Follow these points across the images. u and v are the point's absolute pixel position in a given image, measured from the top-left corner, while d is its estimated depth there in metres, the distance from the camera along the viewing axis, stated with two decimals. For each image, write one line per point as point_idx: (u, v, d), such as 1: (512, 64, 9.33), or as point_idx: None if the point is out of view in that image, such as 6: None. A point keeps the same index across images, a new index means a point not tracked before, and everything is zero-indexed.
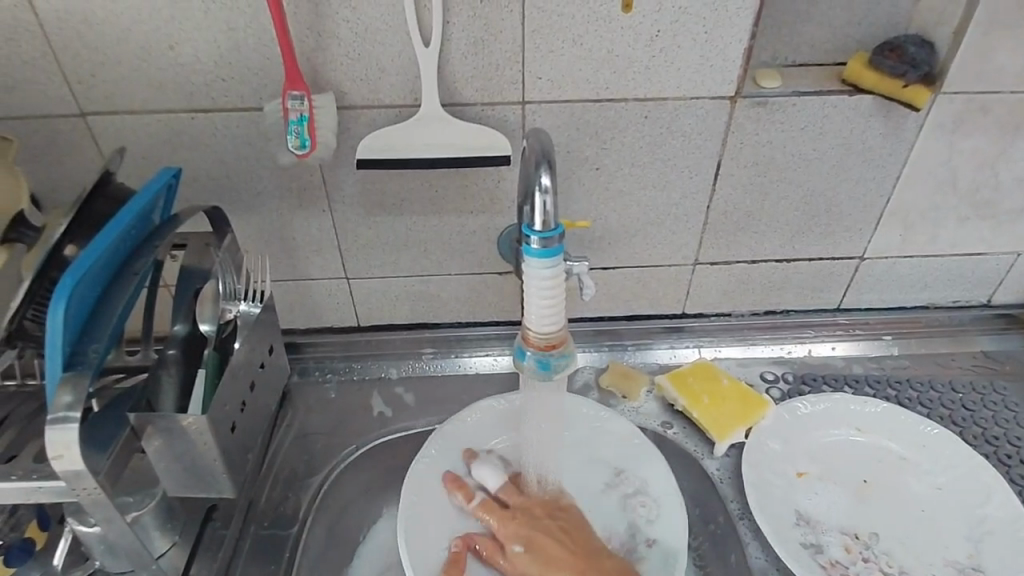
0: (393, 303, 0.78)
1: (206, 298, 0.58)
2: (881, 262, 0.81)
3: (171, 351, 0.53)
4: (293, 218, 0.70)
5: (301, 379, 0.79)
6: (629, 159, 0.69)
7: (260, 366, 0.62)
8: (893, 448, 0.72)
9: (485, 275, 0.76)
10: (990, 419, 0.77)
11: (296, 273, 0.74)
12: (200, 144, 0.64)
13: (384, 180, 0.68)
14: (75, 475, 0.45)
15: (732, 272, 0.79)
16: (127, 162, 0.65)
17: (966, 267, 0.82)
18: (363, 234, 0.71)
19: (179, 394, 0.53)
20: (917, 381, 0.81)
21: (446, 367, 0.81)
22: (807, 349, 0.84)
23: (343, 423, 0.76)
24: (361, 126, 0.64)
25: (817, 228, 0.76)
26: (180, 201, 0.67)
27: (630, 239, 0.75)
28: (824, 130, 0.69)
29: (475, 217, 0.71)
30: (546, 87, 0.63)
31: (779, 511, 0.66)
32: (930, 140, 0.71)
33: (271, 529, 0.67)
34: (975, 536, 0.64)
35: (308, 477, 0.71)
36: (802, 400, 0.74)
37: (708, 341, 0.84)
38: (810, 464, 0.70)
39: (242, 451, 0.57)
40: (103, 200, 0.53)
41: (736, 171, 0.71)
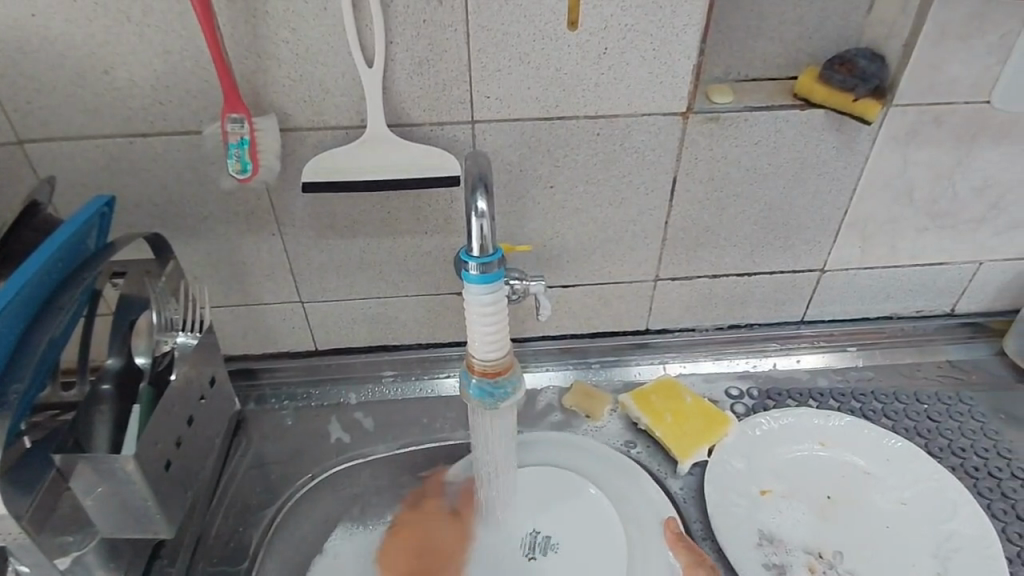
0: (350, 326, 0.76)
1: (140, 330, 0.55)
2: (842, 274, 0.81)
3: (105, 386, 0.52)
4: (242, 242, 0.68)
5: (256, 407, 0.77)
6: (584, 177, 0.68)
7: (199, 399, 0.60)
8: (857, 462, 0.71)
9: (443, 296, 0.75)
10: (956, 431, 0.77)
11: (248, 298, 0.72)
12: (141, 169, 0.62)
13: (334, 202, 0.66)
14: None
15: (694, 287, 0.79)
16: (66, 189, 0.63)
17: (928, 277, 0.82)
18: (315, 258, 0.70)
19: (115, 429, 0.52)
20: (882, 393, 0.81)
21: (408, 390, 0.79)
22: (773, 362, 0.84)
23: (299, 451, 0.74)
24: (306, 148, 0.63)
25: (777, 242, 0.76)
26: (123, 227, 0.65)
27: (589, 257, 0.74)
28: (777, 144, 0.68)
29: (430, 238, 0.70)
30: (496, 106, 0.63)
31: (742, 530, 0.65)
32: (884, 152, 0.71)
33: (221, 566, 0.65)
34: (940, 553, 0.64)
35: (261, 508, 0.69)
36: (765, 416, 0.73)
37: (672, 357, 0.83)
38: (774, 481, 0.69)
39: (180, 487, 0.55)
40: (31, 230, 0.51)
41: (692, 187, 0.70)
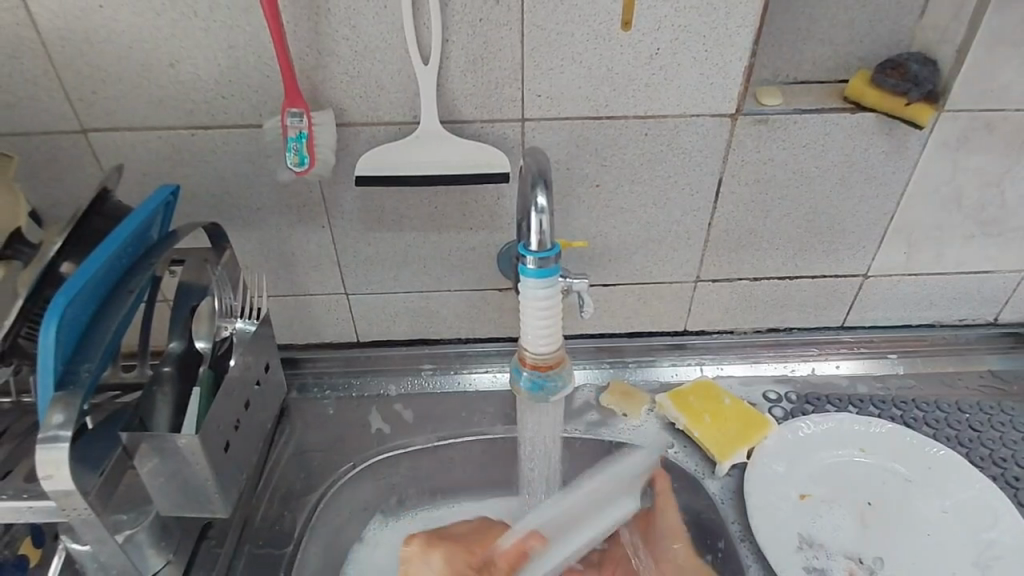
0: (392, 319, 0.77)
1: (202, 316, 0.58)
2: (885, 280, 0.80)
3: (166, 367, 0.54)
4: (292, 234, 0.69)
5: (299, 395, 0.79)
6: (630, 177, 0.68)
7: (255, 384, 0.62)
8: (898, 469, 0.70)
9: (485, 292, 0.76)
10: (998, 441, 0.76)
11: (295, 288, 0.74)
12: (200, 160, 0.64)
13: (384, 196, 0.67)
14: (65, 494, 0.45)
15: (734, 289, 0.79)
16: (127, 178, 0.65)
17: (972, 285, 0.81)
18: (362, 251, 0.71)
19: (174, 410, 0.53)
20: (923, 401, 0.80)
21: (446, 384, 0.80)
22: (811, 367, 0.83)
23: (341, 439, 0.75)
24: (360, 143, 0.64)
25: (820, 246, 0.76)
26: (180, 216, 0.67)
27: (631, 256, 0.74)
28: (826, 147, 0.68)
29: (475, 234, 0.71)
30: (546, 105, 0.63)
31: (781, 533, 0.65)
32: (934, 157, 0.70)
33: (266, 549, 0.66)
34: (983, 562, 0.63)
35: (304, 494, 0.71)
36: (805, 420, 0.73)
37: (710, 359, 0.83)
38: (813, 485, 0.69)
39: (235, 469, 0.57)
40: (99, 218, 0.53)
41: (738, 188, 0.70)
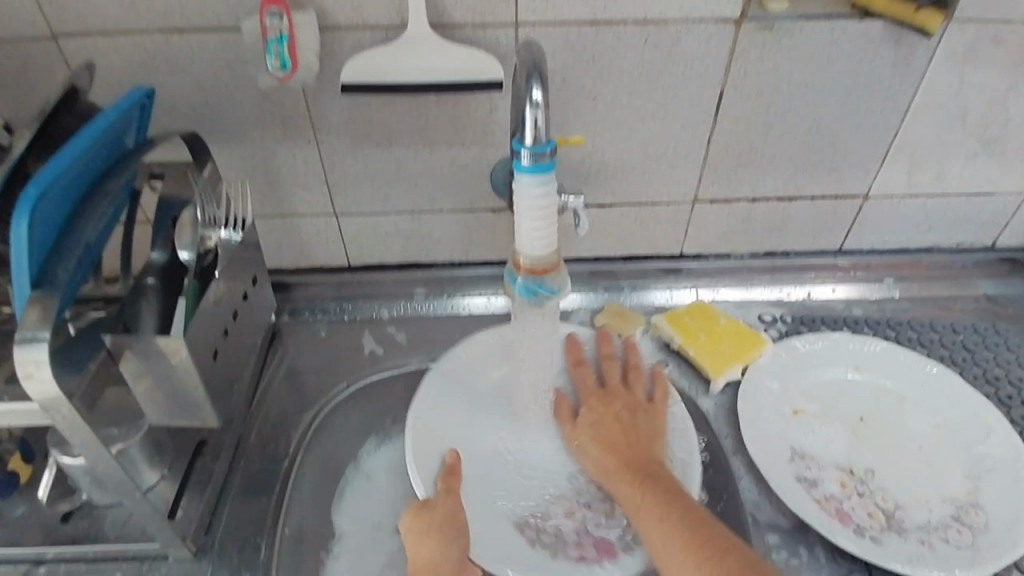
0: (384, 242, 0.76)
1: (185, 225, 0.55)
2: (886, 201, 0.78)
3: (150, 279, 0.52)
4: (277, 149, 0.67)
5: (291, 319, 0.78)
6: (627, 89, 0.66)
7: (242, 296, 0.60)
8: (890, 387, 0.71)
9: (478, 213, 0.74)
10: (991, 361, 0.76)
11: (283, 208, 0.72)
12: (177, 68, 0.61)
13: (371, 108, 0.65)
14: (49, 397, 0.43)
15: (732, 210, 0.77)
16: (100, 87, 0.62)
17: (974, 207, 0.80)
18: (351, 168, 0.69)
19: (161, 317, 0.52)
20: (917, 323, 0.80)
21: (439, 308, 0.79)
22: (806, 291, 0.83)
23: (335, 361, 0.75)
24: (345, 49, 0.61)
25: (821, 164, 0.74)
26: (159, 130, 0.65)
27: (628, 174, 0.72)
28: (831, 57, 0.66)
29: (467, 151, 0.68)
30: (540, 8, 0.60)
31: (773, 446, 0.65)
32: (943, 70, 0.68)
33: (262, 465, 0.66)
34: (974, 474, 0.63)
35: (299, 414, 0.71)
36: (799, 339, 0.73)
37: (706, 283, 0.82)
38: (805, 402, 0.69)
39: (226, 380, 0.57)
40: (70, 119, 0.51)
41: (739, 102, 0.68)
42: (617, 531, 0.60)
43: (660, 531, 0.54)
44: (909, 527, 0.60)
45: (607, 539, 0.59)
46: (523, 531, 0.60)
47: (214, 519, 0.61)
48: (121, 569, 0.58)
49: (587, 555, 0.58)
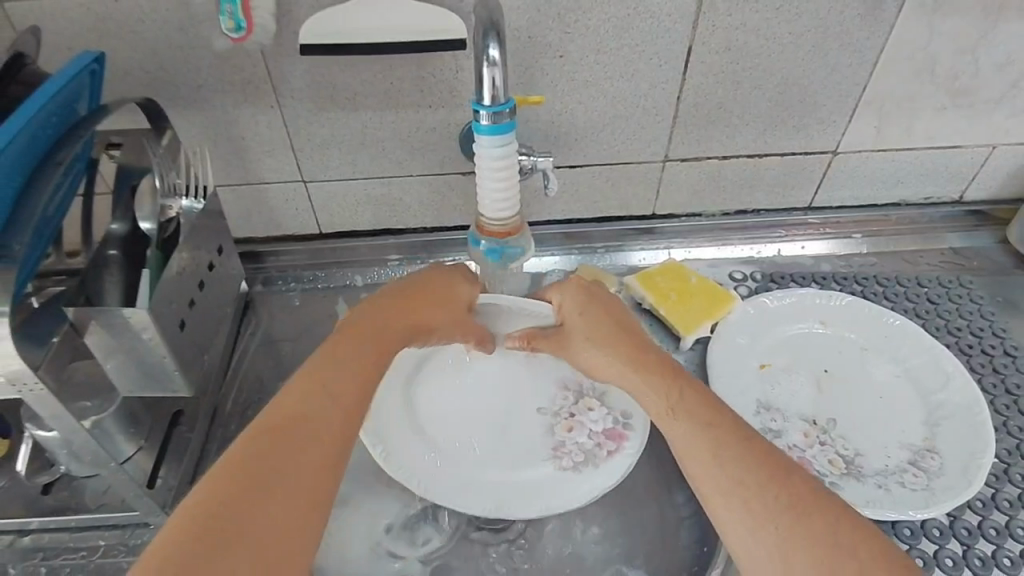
0: (353, 208, 0.75)
1: (144, 194, 0.54)
2: (855, 157, 0.79)
3: (112, 252, 0.52)
4: (239, 115, 0.65)
5: (264, 288, 0.78)
6: (594, 45, 0.65)
7: (208, 267, 0.60)
8: (854, 340, 0.72)
9: (448, 176, 0.73)
10: (954, 312, 0.78)
11: (248, 176, 0.71)
12: (129, 31, 0.59)
13: (334, 70, 0.63)
14: (14, 371, 0.43)
15: (703, 169, 0.77)
16: (50, 53, 0.60)
17: (941, 161, 0.81)
18: (316, 132, 0.68)
19: (126, 290, 0.52)
20: (884, 277, 0.81)
21: (413, 273, 0.79)
22: (777, 249, 0.84)
23: (310, 329, 0.75)
24: (302, 9, 0.59)
25: (791, 120, 0.74)
26: (115, 96, 0.63)
27: (598, 133, 0.72)
28: (799, 10, 0.65)
29: (433, 113, 0.67)
30: None
31: (742, 400, 0.67)
32: (910, 21, 0.67)
33: (240, 432, 0.67)
34: (932, 421, 0.66)
35: (275, 381, 0.71)
36: (768, 295, 0.74)
37: (678, 243, 0.83)
38: (772, 355, 0.71)
39: (195, 350, 0.56)
40: (16, 85, 0.49)
41: (707, 58, 0.67)
42: (607, 417, 0.64)
43: (712, 471, 0.47)
44: (868, 473, 0.62)
45: (611, 427, 0.63)
46: (564, 462, 0.62)
47: None
48: (103, 538, 0.59)
49: (609, 449, 0.62)
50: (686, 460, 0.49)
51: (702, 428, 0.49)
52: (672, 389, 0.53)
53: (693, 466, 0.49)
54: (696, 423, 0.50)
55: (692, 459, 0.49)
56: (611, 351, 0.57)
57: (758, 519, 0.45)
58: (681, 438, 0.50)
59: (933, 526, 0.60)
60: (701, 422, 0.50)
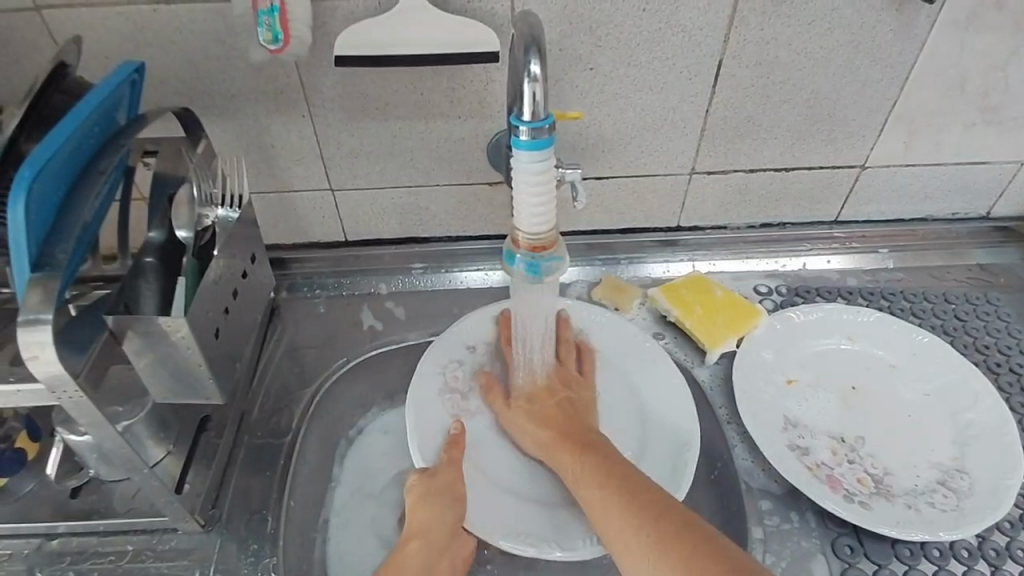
0: (380, 216, 0.75)
1: (181, 203, 0.55)
2: (882, 172, 0.78)
3: (149, 258, 0.52)
4: (271, 124, 0.66)
5: (289, 295, 0.78)
6: (624, 59, 0.65)
7: (242, 275, 0.61)
8: (882, 356, 0.72)
9: (475, 186, 0.73)
10: (982, 329, 0.78)
11: (278, 184, 0.71)
12: (165, 41, 0.60)
13: (365, 81, 0.64)
14: (55, 378, 0.43)
15: (729, 182, 0.77)
16: (89, 62, 0.60)
17: (969, 176, 0.80)
18: (346, 141, 0.68)
19: (162, 299, 0.52)
20: (910, 293, 0.81)
21: (437, 281, 0.80)
22: (802, 262, 0.83)
23: (335, 336, 0.76)
24: (337, 20, 0.59)
25: (819, 134, 0.74)
26: (151, 105, 0.64)
27: (625, 145, 0.72)
28: (831, 24, 0.65)
29: (463, 123, 0.68)
30: None
31: (768, 415, 0.67)
32: (943, 37, 0.67)
33: (266, 439, 0.67)
34: (961, 441, 0.65)
35: (301, 389, 0.71)
36: (794, 310, 0.73)
37: (702, 255, 0.83)
38: (799, 371, 0.70)
39: (229, 358, 0.57)
40: (60, 94, 0.50)
41: (737, 72, 0.67)
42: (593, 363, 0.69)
43: (611, 508, 0.52)
44: (898, 492, 0.62)
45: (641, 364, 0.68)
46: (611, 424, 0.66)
47: (220, 493, 0.63)
48: (131, 542, 0.59)
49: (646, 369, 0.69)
50: (580, 492, 0.55)
51: (597, 472, 0.55)
52: (564, 442, 0.59)
53: (599, 511, 0.53)
54: (586, 466, 0.56)
55: (595, 505, 0.53)
56: (523, 419, 0.62)
57: (635, 530, 0.50)
58: (586, 480, 0.55)
59: (961, 548, 0.60)
60: (592, 460, 0.56)
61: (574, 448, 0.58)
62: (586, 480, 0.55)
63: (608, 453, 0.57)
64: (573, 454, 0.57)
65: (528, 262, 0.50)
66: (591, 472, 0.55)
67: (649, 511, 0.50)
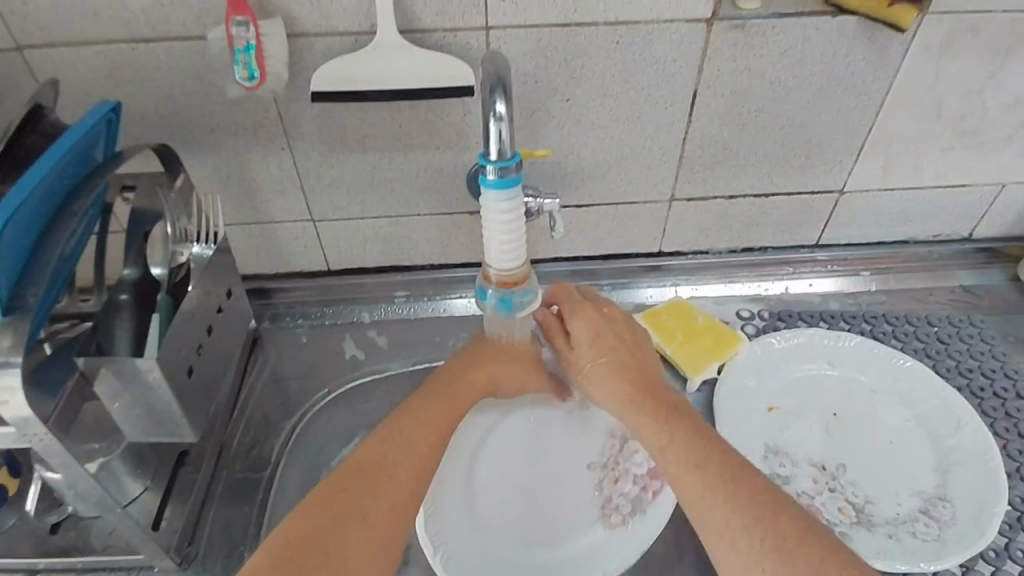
0: (362, 246, 0.76)
1: (156, 240, 0.56)
2: (862, 196, 0.79)
3: (123, 296, 0.53)
4: (251, 157, 0.67)
5: (273, 325, 0.79)
6: (601, 90, 0.66)
7: (218, 310, 0.60)
8: (864, 381, 0.72)
9: (455, 215, 0.74)
10: (965, 352, 0.78)
11: (259, 215, 0.72)
12: (144, 78, 0.60)
13: (344, 115, 0.64)
14: (24, 422, 0.43)
15: (709, 208, 0.77)
16: (69, 100, 0.61)
17: (949, 199, 0.80)
18: (326, 173, 0.69)
19: (135, 337, 0.52)
20: (893, 316, 0.81)
21: (420, 309, 0.80)
22: (784, 286, 0.84)
23: (318, 366, 0.76)
24: (315, 55, 0.60)
25: (797, 160, 0.74)
26: (131, 140, 0.64)
27: (604, 174, 0.72)
28: (804, 54, 0.65)
29: (442, 154, 0.68)
30: (511, 11, 0.60)
31: (748, 444, 0.67)
32: (915, 65, 0.68)
33: (246, 473, 0.67)
34: (943, 467, 0.65)
35: (282, 420, 0.71)
36: (776, 335, 0.73)
37: (685, 280, 0.83)
38: (781, 398, 0.70)
39: (203, 395, 0.57)
40: (35, 135, 0.50)
41: (713, 101, 0.68)
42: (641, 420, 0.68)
43: (710, 488, 0.49)
44: (878, 522, 0.62)
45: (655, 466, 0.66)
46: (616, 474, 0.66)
47: (197, 531, 0.62)
48: None
49: (655, 490, 0.65)
50: (668, 464, 0.52)
51: (688, 446, 0.52)
52: (649, 407, 0.56)
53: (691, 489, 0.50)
54: (675, 437, 0.53)
55: (686, 479, 0.50)
56: (596, 378, 0.61)
57: (738, 519, 0.46)
58: (676, 451, 0.52)
59: None
60: (679, 431, 0.53)
61: (660, 417, 0.55)
62: (675, 450, 0.52)
63: (704, 431, 0.53)
64: (658, 425, 0.55)
65: (505, 298, 0.51)
66: (683, 445, 0.52)
67: (756, 506, 0.47)
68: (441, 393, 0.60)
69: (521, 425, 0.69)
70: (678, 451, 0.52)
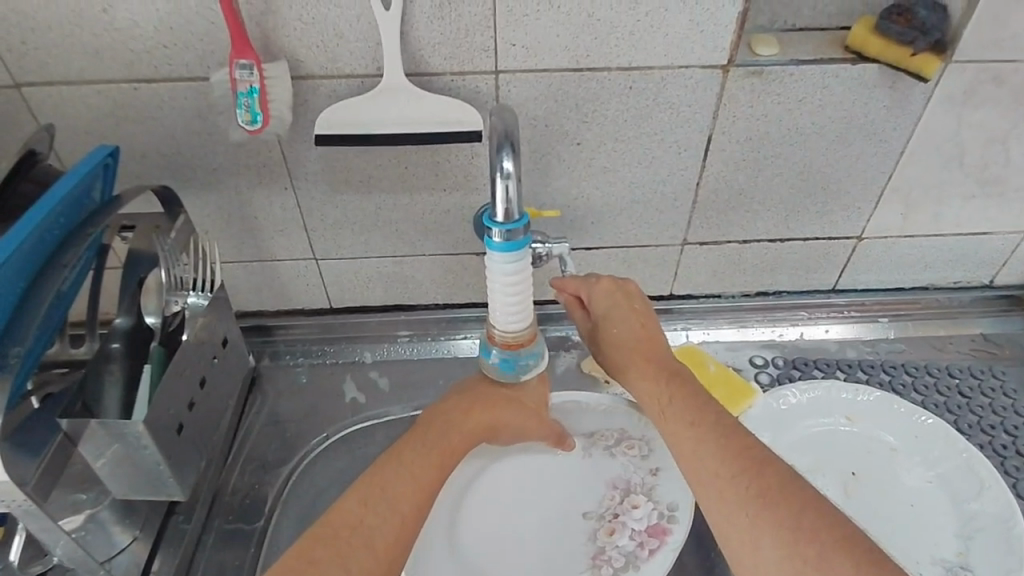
0: (365, 285, 0.74)
1: (150, 287, 0.54)
2: (880, 242, 0.76)
3: (115, 345, 0.52)
4: (253, 197, 0.65)
5: (271, 362, 0.76)
6: (612, 134, 0.64)
7: (213, 357, 0.58)
8: (884, 439, 0.69)
9: (461, 256, 0.72)
10: (987, 407, 0.74)
11: (261, 254, 0.70)
12: (146, 117, 0.59)
13: (348, 156, 0.63)
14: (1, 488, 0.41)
15: (722, 252, 0.75)
16: (69, 138, 0.60)
17: (970, 247, 0.78)
18: (329, 214, 0.67)
19: (126, 388, 0.51)
20: (912, 367, 0.78)
21: (423, 350, 0.78)
22: (799, 332, 0.81)
23: (316, 409, 0.73)
24: (320, 98, 0.59)
25: (813, 206, 0.72)
26: (131, 178, 0.63)
27: (614, 217, 0.71)
28: (822, 101, 0.64)
29: (448, 196, 0.67)
30: (522, 55, 0.58)
31: None
32: (938, 113, 0.65)
33: (237, 523, 0.64)
34: (965, 534, 0.62)
35: (277, 466, 0.69)
36: (792, 389, 0.70)
37: (697, 323, 0.81)
38: (797, 456, 0.67)
39: (194, 449, 0.55)
40: (28, 183, 0.49)
41: (728, 147, 0.66)
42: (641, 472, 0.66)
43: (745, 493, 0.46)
44: None
45: (655, 523, 0.62)
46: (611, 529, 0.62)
47: None
48: None
49: (651, 548, 0.61)
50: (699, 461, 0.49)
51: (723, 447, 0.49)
52: (682, 401, 0.53)
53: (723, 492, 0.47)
54: (709, 434, 0.50)
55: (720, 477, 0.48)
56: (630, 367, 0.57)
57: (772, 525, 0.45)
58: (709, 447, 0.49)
59: None
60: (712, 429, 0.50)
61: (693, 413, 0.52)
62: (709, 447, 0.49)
63: (734, 430, 0.50)
64: (691, 420, 0.52)
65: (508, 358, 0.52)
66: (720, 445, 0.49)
67: (799, 512, 0.45)
68: (438, 436, 0.57)
69: (513, 473, 0.65)
70: (703, 452, 0.49)
